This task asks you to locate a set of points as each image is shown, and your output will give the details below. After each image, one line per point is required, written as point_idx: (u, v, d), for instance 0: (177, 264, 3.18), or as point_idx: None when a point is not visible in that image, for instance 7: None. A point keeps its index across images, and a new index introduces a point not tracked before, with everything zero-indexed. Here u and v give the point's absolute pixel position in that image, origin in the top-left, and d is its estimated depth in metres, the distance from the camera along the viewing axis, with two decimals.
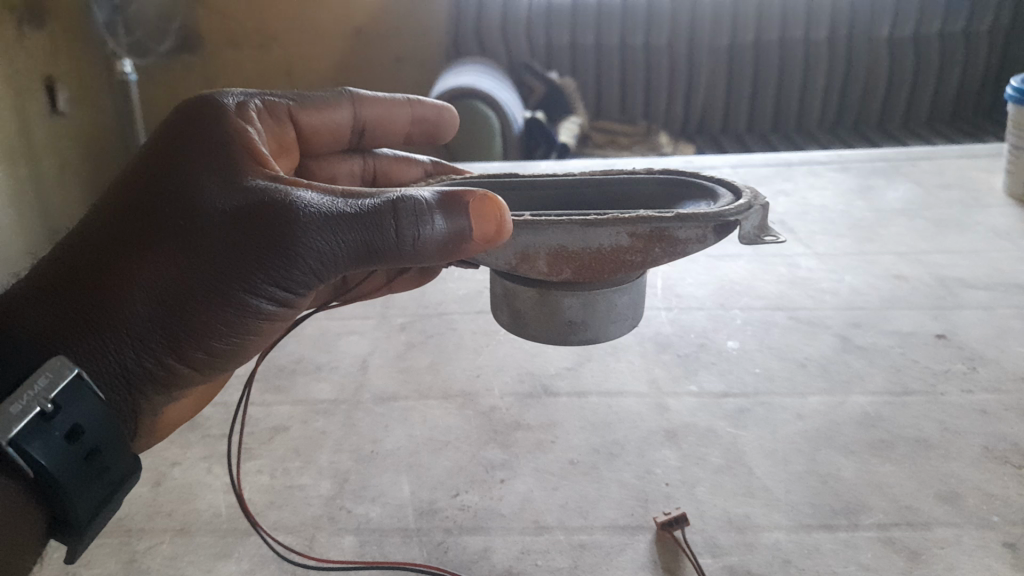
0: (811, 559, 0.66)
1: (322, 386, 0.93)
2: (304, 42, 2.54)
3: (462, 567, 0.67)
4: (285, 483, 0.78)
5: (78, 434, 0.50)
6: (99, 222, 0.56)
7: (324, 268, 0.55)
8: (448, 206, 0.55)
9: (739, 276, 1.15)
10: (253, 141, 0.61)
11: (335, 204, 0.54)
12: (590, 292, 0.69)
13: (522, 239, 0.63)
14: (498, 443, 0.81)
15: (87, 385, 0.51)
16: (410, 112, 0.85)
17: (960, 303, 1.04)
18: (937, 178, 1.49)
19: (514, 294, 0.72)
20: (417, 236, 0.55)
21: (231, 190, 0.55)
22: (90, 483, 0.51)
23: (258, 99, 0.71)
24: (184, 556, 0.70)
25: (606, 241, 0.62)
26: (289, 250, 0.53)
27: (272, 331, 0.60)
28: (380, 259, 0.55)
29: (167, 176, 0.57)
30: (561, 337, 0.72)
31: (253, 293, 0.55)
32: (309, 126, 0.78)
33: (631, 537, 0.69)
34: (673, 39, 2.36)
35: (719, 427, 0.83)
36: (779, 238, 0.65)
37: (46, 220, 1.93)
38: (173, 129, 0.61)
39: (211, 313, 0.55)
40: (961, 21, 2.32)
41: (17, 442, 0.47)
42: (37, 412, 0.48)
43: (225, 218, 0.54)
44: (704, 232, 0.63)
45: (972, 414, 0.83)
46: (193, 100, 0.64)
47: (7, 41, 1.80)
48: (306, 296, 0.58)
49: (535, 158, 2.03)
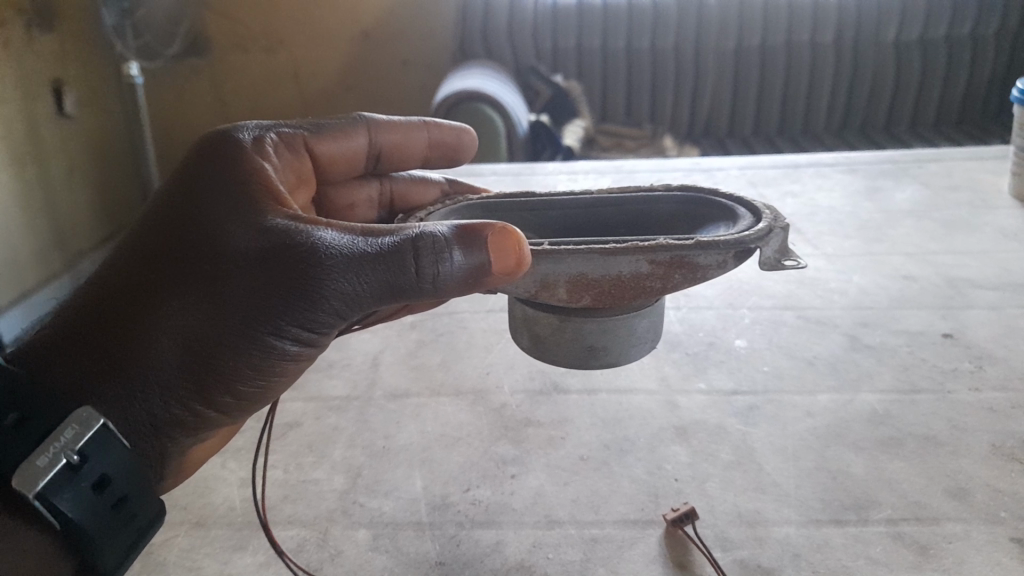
0: (821, 553, 0.66)
1: (334, 383, 0.94)
2: (311, 44, 2.56)
3: (475, 560, 0.68)
4: (299, 477, 0.79)
5: (105, 484, 0.50)
6: (124, 265, 0.58)
7: (347, 308, 0.55)
8: (467, 240, 0.55)
9: (748, 276, 1.16)
10: (271, 178, 0.62)
11: (356, 243, 0.55)
12: (608, 317, 0.70)
13: (542, 267, 0.64)
14: (510, 439, 0.82)
15: (112, 435, 0.50)
16: (427, 135, 0.85)
17: (968, 303, 1.05)
18: (946, 180, 1.49)
19: (534, 319, 0.73)
20: (437, 273, 0.55)
21: (252, 232, 0.56)
22: (118, 533, 0.50)
23: (275, 131, 0.72)
24: (200, 549, 0.71)
25: (626, 268, 0.63)
26: (310, 292, 0.54)
27: (297, 373, 0.60)
28: (401, 297, 0.56)
29: (189, 216, 0.58)
30: (581, 361, 0.73)
31: (278, 335, 0.55)
32: (326, 155, 0.79)
33: (642, 531, 0.69)
34: (679, 42, 2.37)
35: (729, 424, 0.83)
36: (801, 262, 0.64)
37: (51, 220, 1.96)
38: (191, 167, 0.62)
39: (239, 357, 0.56)
40: (968, 25, 2.33)
41: (46, 494, 0.46)
42: (65, 463, 0.47)
43: (249, 262, 0.55)
44: (724, 258, 0.63)
45: (982, 412, 0.83)
46: (211, 135, 0.65)
47: (16, 45, 1.82)
48: (330, 335, 0.59)
49: (540, 160, 2.05)
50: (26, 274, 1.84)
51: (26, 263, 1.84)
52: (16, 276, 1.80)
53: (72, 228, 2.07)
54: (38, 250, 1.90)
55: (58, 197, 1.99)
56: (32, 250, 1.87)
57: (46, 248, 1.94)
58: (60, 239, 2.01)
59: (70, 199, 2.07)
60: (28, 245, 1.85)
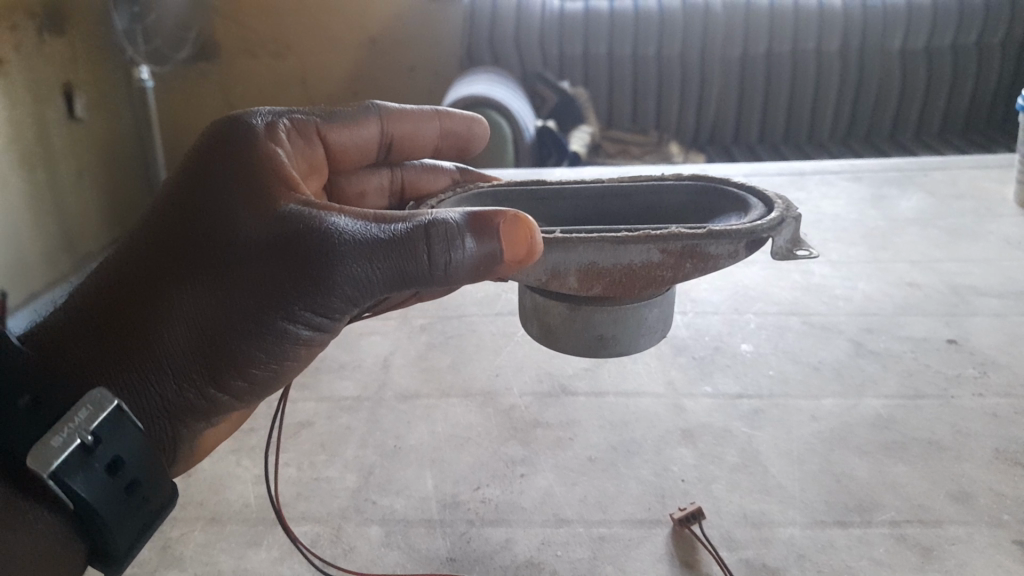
0: (825, 553, 0.67)
1: (346, 384, 0.96)
2: (320, 50, 2.58)
3: (485, 557, 0.69)
4: (312, 476, 0.80)
5: (118, 466, 0.50)
6: (135, 253, 0.59)
7: (359, 294, 0.57)
8: (478, 228, 0.57)
9: (754, 283, 1.17)
10: (283, 164, 0.63)
11: (368, 230, 0.56)
12: (619, 307, 0.72)
13: (554, 256, 0.65)
14: (519, 440, 0.83)
15: (125, 417, 0.51)
16: (438, 126, 0.88)
17: (972, 310, 1.06)
18: (950, 189, 1.50)
19: (545, 308, 0.74)
20: (449, 260, 0.56)
21: (264, 219, 0.57)
22: (130, 515, 0.51)
23: (287, 119, 0.74)
24: (216, 544, 0.72)
25: (638, 257, 0.65)
26: (323, 278, 0.55)
27: (307, 358, 0.62)
28: (413, 284, 0.58)
29: (200, 204, 0.60)
30: (591, 350, 0.74)
31: (291, 320, 0.57)
32: (338, 144, 0.81)
33: (649, 531, 0.71)
34: (685, 50, 2.39)
35: (735, 427, 0.84)
36: (813, 252, 0.66)
37: (59, 221, 1.98)
38: (202, 154, 0.63)
39: (252, 343, 0.57)
40: (973, 34, 2.35)
41: (59, 475, 0.47)
42: (79, 444, 0.48)
43: (262, 250, 0.56)
44: (736, 248, 0.65)
45: (984, 417, 0.84)
46: (223, 121, 0.67)
47: (27, 49, 1.85)
48: (341, 321, 0.60)
49: (546, 166, 2.06)
50: (34, 274, 1.87)
51: (34, 264, 1.86)
52: (23, 276, 1.82)
53: (82, 230, 2.10)
54: (48, 251, 1.93)
55: (66, 200, 2.02)
56: (40, 251, 1.89)
57: (54, 250, 1.96)
58: (70, 240, 2.04)
59: (80, 201, 2.09)
60: (36, 246, 1.87)
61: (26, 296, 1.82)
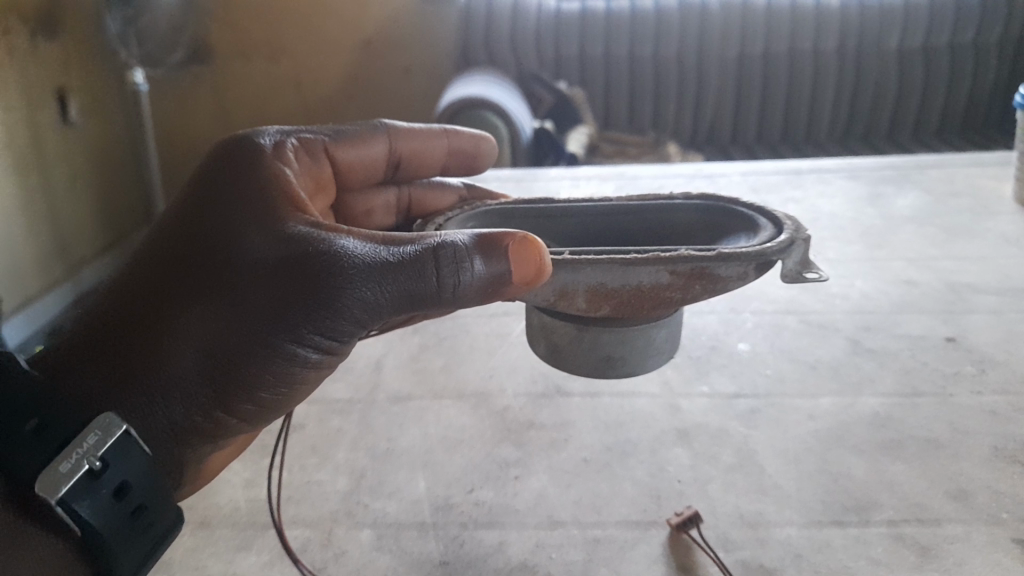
0: (821, 554, 0.66)
1: (338, 386, 0.95)
2: (315, 53, 2.57)
3: (475, 561, 0.68)
4: (302, 479, 0.79)
5: (124, 492, 0.50)
6: (143, 273, 0.58)
7: (368, 318, 0.56)
8: (487, 249, 0.55)
9: (751, 282, 1.16)
10: (290, 184, 0.62)
11: (377, 252, 0.55)
12: (627, 327, 0.71)
13: (562, 276, 0.64)
14: (512, 441, 0.82)
15: (134, 441, 0.51)
16: (446, 143, 0.87)
17: (969, 307, 1.05)
18: (947, 186, 1.49)
19: (551, 328, 0.73)
20: (458, 283, 0.55)
21: (274, 240, 0.56)
22: (134, 539, 0.50)
23: (295, 137, 0.73)
24: (205, 548, 0.72)
25: (646, 279, 0.63)
26: (331, 301, 0.54)
27: (317, 381, 0.61)
28: (421, 306, 0.56)
29: (210, 225, 0.59)
30: (599, 370, 0.73)
31: (299, 343, 0.56)
32: (345, 162, 0.80)
33: (644, 532, 0.70)
34: (682, 50, 2.38)
35: (731, 427, 0.84)
36: (823, 275, 0.64)
37: (54, 227, 1.98)
38: (211, 176, 0.63)
39: (260, 367, 0.56)
40: (970, 33, 2.35)
41: (67, 500, 0.46)
42: (86, 470, 0.47)
43: (270, 271, 0.55)
44: (745, 270, 0.64)
45: (982, 415, 0.83)
46: (230, 140, 0.66)
47: (20, 52, 1.84)
48: (350, 345, 0.59)
49: (543, 165, 2.04)
50: (29, 279, 1.86)
51: (28, 271, 1.85)
52: (18, 282, 1.82)
53: (76, 237, 2.09)
54: (43, 258, 1.93)
55: (61, 206, 2.01)
56: (35, 257, 1.89)
57: (49, 256, 1.96)
58: (64, 247, 2.03)
59: (75, 206, 2.09)
60: (30, 254, 1.87)
61: (20, 303, 1.82)
